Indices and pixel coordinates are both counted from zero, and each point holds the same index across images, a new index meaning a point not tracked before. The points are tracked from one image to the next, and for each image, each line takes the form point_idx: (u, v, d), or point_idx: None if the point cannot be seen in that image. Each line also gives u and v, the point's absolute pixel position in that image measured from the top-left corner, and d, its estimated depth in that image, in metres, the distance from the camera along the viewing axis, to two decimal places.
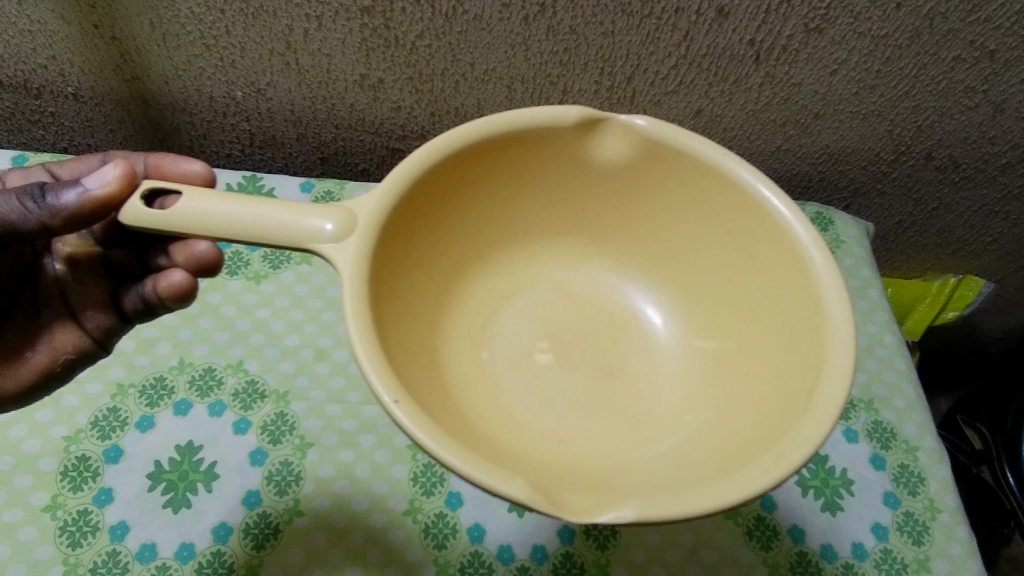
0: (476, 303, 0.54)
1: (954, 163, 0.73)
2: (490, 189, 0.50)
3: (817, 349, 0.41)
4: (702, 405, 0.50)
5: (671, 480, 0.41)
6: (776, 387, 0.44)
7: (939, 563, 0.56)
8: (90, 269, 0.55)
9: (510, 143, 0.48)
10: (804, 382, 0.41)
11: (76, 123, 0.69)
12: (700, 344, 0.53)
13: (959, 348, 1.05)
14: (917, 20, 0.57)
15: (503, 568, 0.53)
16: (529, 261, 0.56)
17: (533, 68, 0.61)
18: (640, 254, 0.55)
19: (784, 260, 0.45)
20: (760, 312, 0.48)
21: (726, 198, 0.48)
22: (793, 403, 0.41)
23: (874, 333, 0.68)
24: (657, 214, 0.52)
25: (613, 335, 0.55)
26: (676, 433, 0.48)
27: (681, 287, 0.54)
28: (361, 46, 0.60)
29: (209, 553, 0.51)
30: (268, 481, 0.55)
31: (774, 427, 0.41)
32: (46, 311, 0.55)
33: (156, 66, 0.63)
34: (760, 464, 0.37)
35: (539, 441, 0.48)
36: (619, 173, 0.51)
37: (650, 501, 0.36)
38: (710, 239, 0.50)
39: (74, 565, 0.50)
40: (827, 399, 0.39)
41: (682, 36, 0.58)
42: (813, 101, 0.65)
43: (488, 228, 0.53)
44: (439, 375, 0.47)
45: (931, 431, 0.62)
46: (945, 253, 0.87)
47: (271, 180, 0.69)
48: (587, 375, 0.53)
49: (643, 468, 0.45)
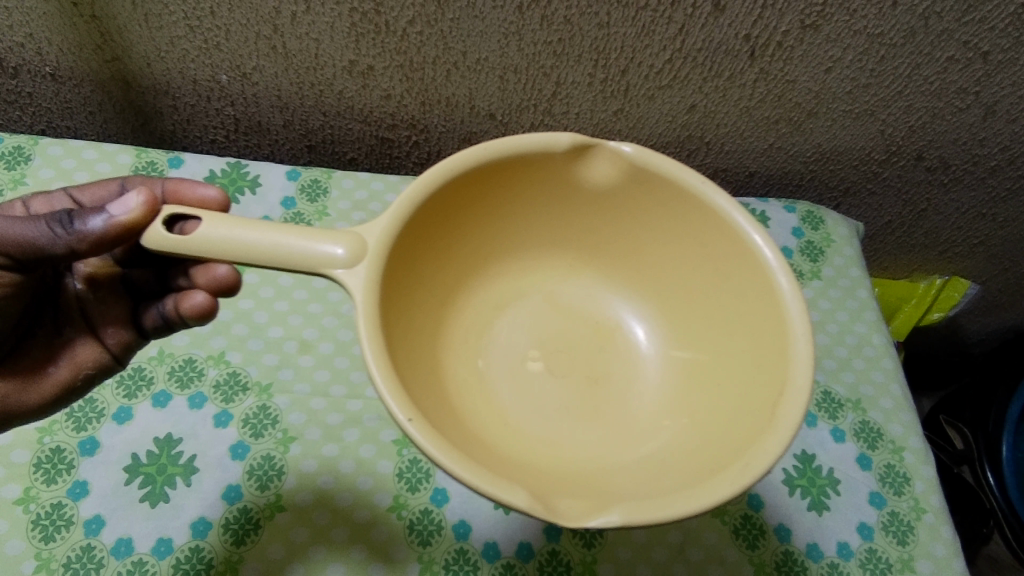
0: (469, 310, 0.52)
1: (944, 164, 0.73)
2: (486, 208, 0.49)
3: (781, 366, 0.41)
4: (680, 410, 0.49)
5: (651, 486, 0.41)
6: (746, 393, 0.44)
7: (922, 563, 0.56)
8: (110, 287, 0.54)
9: (503, 168, 0.47)
10: (770, 394, 0.41)
11: (54, 104, 0.67)
12: (678, 351, 0.52)
13: (942, 348, 1.06)
14: (913, 20, 0.57)
15: (488, 566, 0.53)
16: (519, 272, 0.55)
17: (526, 58, 0.60)
18: (621, 269, 0.54)
19: (754, 285, 0.45)
20: (732, 325, 0.47)
21: (704, 221, 0.47)
22: (759, 412, 0.42)
23: (862, 333, 0.67)
24: (642, 233, 0.51)
25: (596, 340, 0.54)
26: (656, 437, 0.48)
27: (659, 299, 0.53)
28: (351, 31, 0.58)
29: (187, 548, 0.50)
30: (249, 475, 0.53)
31: (739, 437, 0.41)
32: (66, 328, 0.54)
33: (137, 47, 0.61)
34: (730, 470, 0.37)
35: (529, 445, 0.47)
36: (606, 194, 0.50)
37: (639, 509, 0.36)
38: (689, 259, 0.49)
39: (46, 560, 0.49)
40: (791, 409, 0.39)
41: (677, 29, 0.57)
42: (807, 99, 0.65)
43: (482, 243, 0.51)
44: (432, 372, 0.46)
45: (917, 432, 0.63)
46: (931, 253, 0.88)
47: (255, 166, 0.66)
48: (572, 381, 0.52)
49: (626, 472, 0.45)
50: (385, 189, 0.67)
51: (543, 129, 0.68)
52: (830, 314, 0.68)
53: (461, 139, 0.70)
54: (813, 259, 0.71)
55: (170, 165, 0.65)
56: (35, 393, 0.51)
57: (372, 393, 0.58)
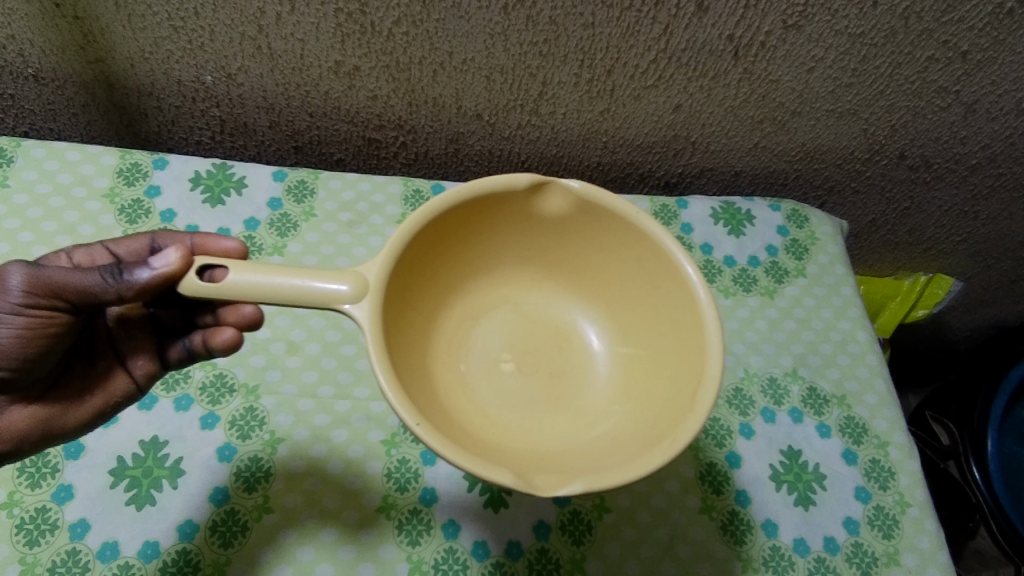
0: (446, 323, 0.52)
1: (926, 163, 0.74)
2: (455, 235, 0.49)
3: (698, 362, 0.43)
4: (626, 395, 0.50)
5: (604, 461, 0.43)
6: (672, 386, 0.46)
7: (908, 556, 0.57)
8: (140, 326, 0.52)
9: (466, 205, 0.47)
10: (688, 385, 0.43)
11: (37, 106, 0.67)
12: (621, 347, 0.53)
13: (927, 345, 1.07)
14: (893, 20, 0.57)
15: (477, 565, 0.53)
16: (490, 286, 0.54)
17: (512, 59, 0.61)
18: (570, 279, 0.54)
19: (676, 293, 0.47)
20: (668, 326, 0.48)
21: (639, 244, 0.48)
22: (679, 403, 0.43)
23: (847, 330, 0.68)
24: (590, 249, 0.51)
25: (557, 343, 0.54)
26: (606, 421, 0.49)
27: (607, 307, 0.54)
28: (337, 32, 0.58)
29: (175, 551, 0.50)
30: (236, 477, 0.53)
31: (664, 424, 0.43)
32: (100, 362, 0.51)
33: (121, 48, 0.60)
34: (659, 446, 0.40)
35: (508, 432, 0.48)
36: (561, 223, 0.50)
37: (597, 480, 0.38)
38: (630, 271, 0.50)
39: (31, 564, 0.48)
40: (705, 395, 0.41)
41: (662, 30, 0.58)
42: (791, 98, 0.65)
43: (454, 264, 0.51)
44: (421, 375, 0.46)
45: (902, 426, 0.63)
46: (915, 251, 0.89)
47: (241, 168, 0.65)
48: (537, 379, 0.52)
49: (585, 450, 0.46)
50: (373, 190, 0.67)
51: (530, 128, 0.68)
52: (815, 311, 0.69)
53: (448, 139, 0.70)
54: (798, 257, 0.72)
55: (155, 166, 0.64)
56: (66, 421, 0.49)
57: (360, 393, 0.58)
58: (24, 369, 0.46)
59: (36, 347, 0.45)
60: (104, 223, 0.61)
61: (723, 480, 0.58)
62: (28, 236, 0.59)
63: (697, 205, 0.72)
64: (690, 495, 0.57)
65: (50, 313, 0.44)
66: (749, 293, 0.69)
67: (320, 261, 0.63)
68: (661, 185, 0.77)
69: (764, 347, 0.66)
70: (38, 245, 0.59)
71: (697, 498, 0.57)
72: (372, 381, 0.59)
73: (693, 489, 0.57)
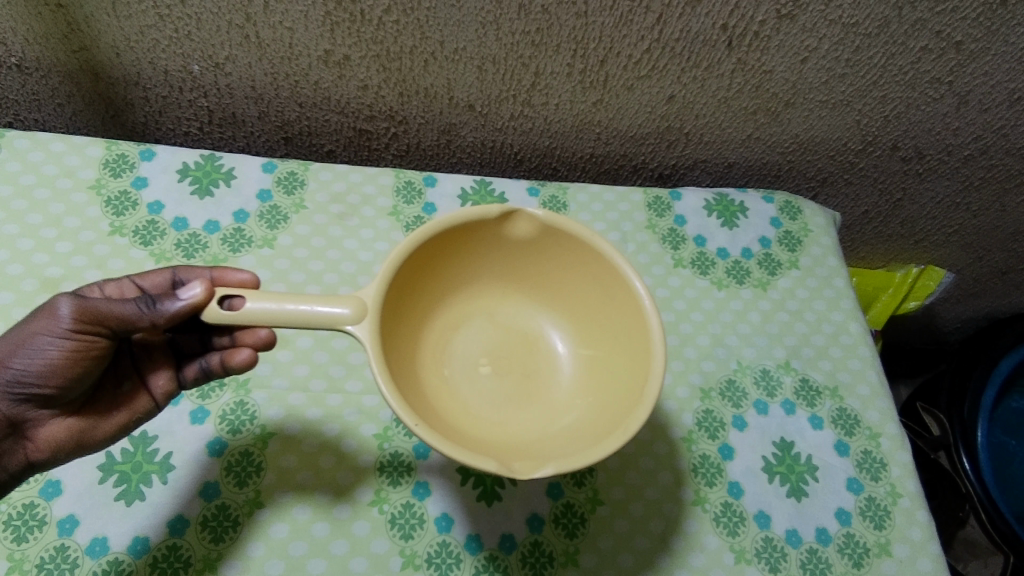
0: (429, 333, 0.52)
1: (919, 154, 0.74)
2: (434, 255, 0.49)
3: (646, 360, 0.46)
4: (589, 388, 0.51)
5: (570, 448, 0.45)
6: (625, 382, 0.48)
7: (899, 547, 0.57)
8: (162, 349, 0.51)
9: (441, 233, 0.48)
10: (638, 381, 0.46)
11: (21, 96, 0.66)
12: (582, 348, 0.54)
13: (919, 335, 1.08)
14: (887, 10, 0.57)
15: (470, 558, 0.53)
16: (467, 297, 0.54)
17: (504, 48, 0.60)
18: (535, 289, 0.54)
19: (626, 301, 0.49)
20: (621, 328, 0.50)
21: (592, 259, 0.50)
22: (630, 396, 0.46)
23: (839, 322, 0.68)
24: (551, 264, 0.52)
25: (526, 346, 0.54)
26: (569, 413, 0.50)
27: (568, 312, 0.54)
28: (326, 20, 0.57)
29: (165, 547, 0.49)
30: (227, 472, 0.53)
31: (618, 414, 0.45)
32: (126, 382, 0.50)
33: (106, 37, 0.59)
34: (613, 434, 0.42)
35: (487, 428, 0.49)
36: (528, 245, 0.51)
37: (567, 463, 0.41)
38: (586, 283, 0.51)
39: (19, 561, 0.48)
40: (651, 386, 0.43)
41: (655, 19, 0.57)
42: (784, 89, 0.65)
43: (434, 279, 0.51)
44: (409, 380, 0.47)
45: (893, 418, 0.63)
46: (908, 242, 0.89)
47: (230, 159, 0.65)
48: (510, 381, 0.53)
49: (554, 439, 0.48)
50: (364, 181, 0.66)
51: (522, 120, 0.68)
52: (808, 302, 0.69)
53: (441, 130, 0.69)
54: (790, 249, 0.71)
55: (142, 157, 0.63)
56: (93, 436, 0.48)
57: (351, 387, 0.57)
58: (65, 385, 0.45)
59: (80, 367, 0.44)
60: (91, 215, 0.60)
61: (716, 472, 0.58)
62: (13, 229, 0.58)
63: (690, 196, 0.72)
64: (683, 487, 0.57)
65: (94, 337, 0.44)
66: (742, 285, 0.68)
67: (311, 253, 0.62)
68: (654, 177, 0.77)
69: (757, 339, 0.65)
70: (23, 238, 0.58)
71: (690, 490, 0.57)
72: (364, 375, 0.58)
73: (686, 482, 0.57)
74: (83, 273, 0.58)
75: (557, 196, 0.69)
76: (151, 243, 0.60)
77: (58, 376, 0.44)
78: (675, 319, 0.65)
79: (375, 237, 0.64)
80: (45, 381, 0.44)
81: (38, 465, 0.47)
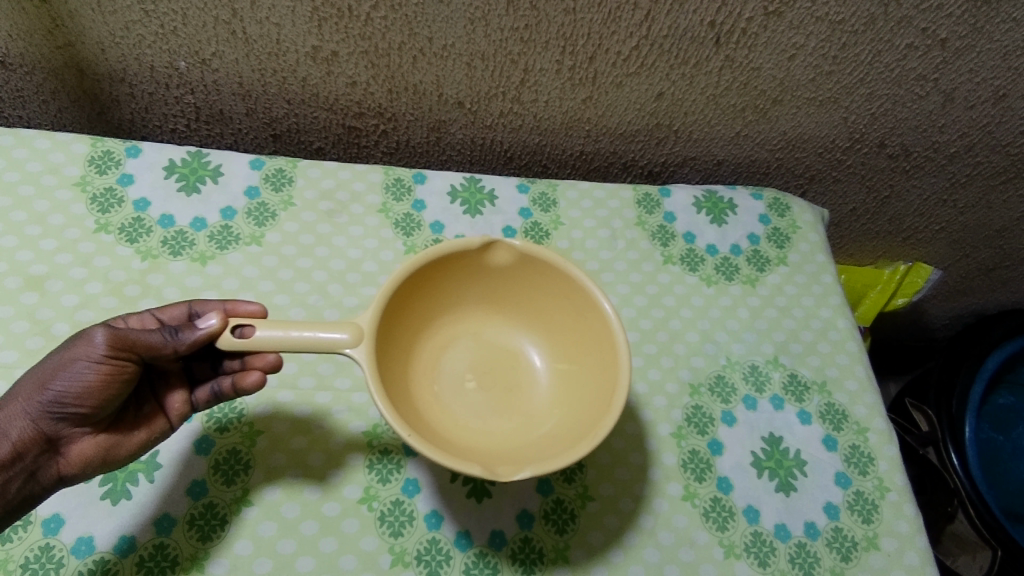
0: (417, 353, 0.52)
1: (905, 151, 0.75)
2: (420, 280, 0.49)
3: (615, 371, 0.46)
4: (566, 398, 0.51)
5: (547, 453, 0.45)
6: (597, 391, 0.48)
7: (886, 540, 0.57)
8: (178, 373, 0.50)
9: (424, 263, 0.48)
10: (609, 390, 0.46)
11: (5, 93, 0.65)
12: (558, 362, 0.54)
13: (907, 330, 1.08)
14: (872, 7, 0.58)
15: (460, 555, 0.52)
16: (452, 317, 0.54)
17: (493, 45, 0.60)
18: (514, 306, 0.54)
19: (597, 317, 0.49)
20: (593, 342, 0.50)
21: (564, 279, 0.50)
22: (602, 404, 0.46)
23: (827, 317, 0.68)
24: (529, 284, 0.52)
25: (509, 361, 0.54)
26: (548, 421, 0.51)
27: (544, 327, 0.54)
28: (313, 16, 0.57)
29: (152, 545, 0.49)
30: (214, 470, 0.52)
31: (591, 420, 0.46)
32: (146, 405, 0.50)
33: (91, 32, 0.59)
34: (585, 440, 0.43)
35: (474, 440, 0.49)
36: (507, 268, 0.52)
37: (544, 467, 0.42)
38: (560, 300, 0.52)
39: (4, 560, 0.47)
40: (620, 395, 0.44)
41: (643, 16, 0.57)
42: (771, 86, 0.65)
43: (421, 302, 0.51)
44: (399, 395, 0.47)
45: (881, 412, 0.64)
46: (896, 239, 0.90)
47: (217, 156, 0.64)
48: (493, 394, 0.53)
49: (534, 445, 0.48)
50: (354, 178, 0.66)
51: (512, 116, 0.68)
52: (796, 299, 0.69)
53: (430, 127, 0.69)
54: (779, 245, 0.72)
55: (128, 154, 0.63)
56: (117, 454, 0.47)
57: (340, 384, 0.57)
58: (96, 403, 0.44)
59: (111, 388, 0.44)
60: (76, 213, 0.60)
61: (705, 467, 0.58)
62: None
63: (680, 193, 0.72)
64: (672, 482, 0.57)
65: (123, 363, 0.44)
66: (731, 282, 0.69)
67: (299, 251, 0.62)
68: (644, 175, 0.77)
69: (745, 335, 0.66)
70: (7, 235, 0.57)
71: (680, 485, 0.57)
72: (353, 372, 0.58)
73: (675, 477, 0.57)
74: (69, 270, 0.57)
75: (547, 193, 0.69)
76: (138, 240, 0.60)
77: (91, 398, 0.44)
78: (664, 316, 0.65)
79: (364, 234, 0.64)
80: (75, 398, 0.44)
81: (67, 480, 0.46)
